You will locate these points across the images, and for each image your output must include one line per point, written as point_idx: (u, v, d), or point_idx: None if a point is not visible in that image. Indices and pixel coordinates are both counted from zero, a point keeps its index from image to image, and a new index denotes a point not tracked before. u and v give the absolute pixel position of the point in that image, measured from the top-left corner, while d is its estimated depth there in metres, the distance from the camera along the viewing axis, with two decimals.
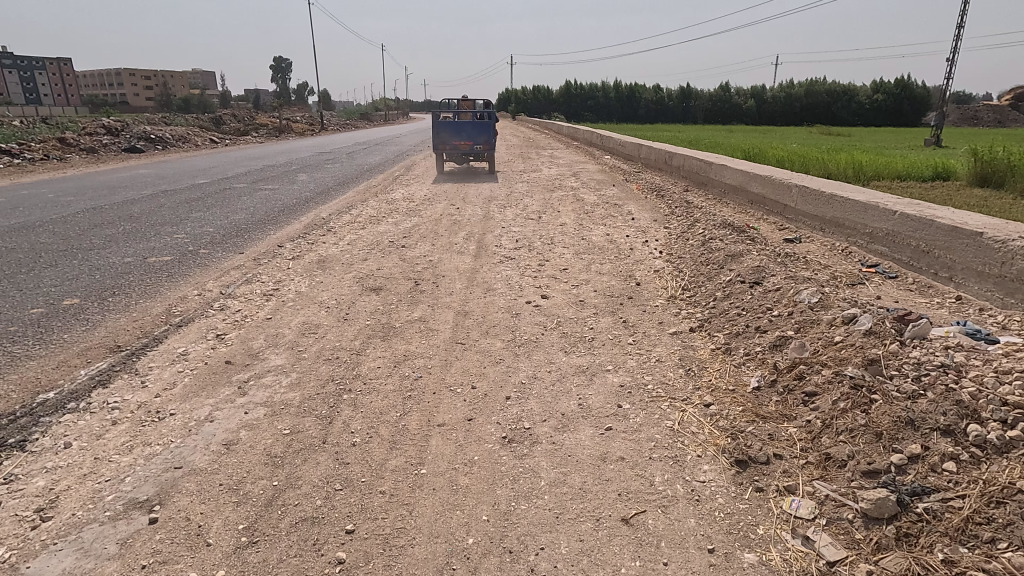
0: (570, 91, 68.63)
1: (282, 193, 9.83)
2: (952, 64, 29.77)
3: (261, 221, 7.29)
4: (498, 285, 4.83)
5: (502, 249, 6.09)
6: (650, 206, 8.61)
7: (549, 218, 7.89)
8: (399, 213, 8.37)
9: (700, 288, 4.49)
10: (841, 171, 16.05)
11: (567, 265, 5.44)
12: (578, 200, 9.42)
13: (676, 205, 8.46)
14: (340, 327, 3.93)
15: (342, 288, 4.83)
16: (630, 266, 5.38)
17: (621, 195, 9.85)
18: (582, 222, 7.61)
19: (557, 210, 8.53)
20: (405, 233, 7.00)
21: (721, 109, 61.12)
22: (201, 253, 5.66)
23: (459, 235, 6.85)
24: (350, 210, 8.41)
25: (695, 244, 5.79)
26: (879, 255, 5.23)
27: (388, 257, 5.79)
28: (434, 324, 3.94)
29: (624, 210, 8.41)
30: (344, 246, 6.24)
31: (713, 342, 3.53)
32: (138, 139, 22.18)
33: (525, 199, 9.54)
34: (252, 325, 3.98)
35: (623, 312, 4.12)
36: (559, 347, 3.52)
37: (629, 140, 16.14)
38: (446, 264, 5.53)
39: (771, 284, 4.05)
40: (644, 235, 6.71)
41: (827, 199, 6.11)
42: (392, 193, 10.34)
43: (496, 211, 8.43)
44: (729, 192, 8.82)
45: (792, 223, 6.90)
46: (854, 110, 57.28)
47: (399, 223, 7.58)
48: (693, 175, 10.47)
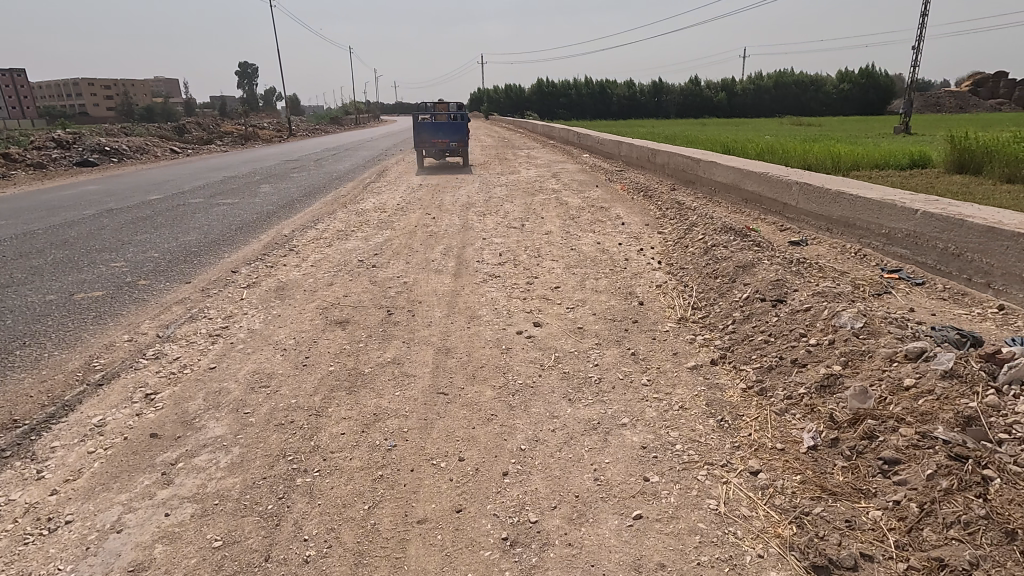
0: (543, 89, 68.26)
1: (241, 207, 9.04)
2: (918, 51, 30.02)
3: (214, 243, 6.55)
4: (483, 311, 4.23)
5: (484, 265, 5.50)
6: (639, 209, 8.08)
7: (533, 226, 7.32)
8: (371, 225, 7.71)
9: (713, 308, 3.96)
10: (821, 162, 15.82)
11: (559, 282, 4.87)
12: (562, 204, 8.87)
13: (666, 206, 7.96)
14: (297, 377, 3.28)
15: (303, 322, 4.18)
16: (629, 281, 4.84)
17: (606, 197, 9.32)
18: (569, 229, 7.05)
19: (541, 216, 7.97)
20: (376, 249, 6.37)
21: (693, 103, 61.33)
22: (139, 285, 4.94)
23: (436, 249, 6.23)
24: (316, 225, 7.73)
25: (697, 253, 5.27)
26: (899, 258, 4.79)
27: (356, 280, 5.15)
28: (411, 368, 3.32)
29: (612, 213, 7.88)
30: (307, 269, 5.57)
31: (742, 379, 2.98)
32: (92, 152, 21.01)
33: (506, 205, 8.96)
34: (190, 380, 3.30)
35: (630, 342, 3.55)
36: (562, 395, 2.93)
37: (607, 138, 15.68)
38: (423, 287, 4.92)
39: (797, 302, 3.53)
40: (637, 243, 6.17)
41: (834, 197, 5.66)
42: (363, 203, 9.64)
43: (475, 220, 7.84)
44: (721, 190, 8.35)
45: (794, 223, 6.45)
46: (823, 100, 58.00)
47: (370, 238, 6.94)
48: (680, 173, 10.00)
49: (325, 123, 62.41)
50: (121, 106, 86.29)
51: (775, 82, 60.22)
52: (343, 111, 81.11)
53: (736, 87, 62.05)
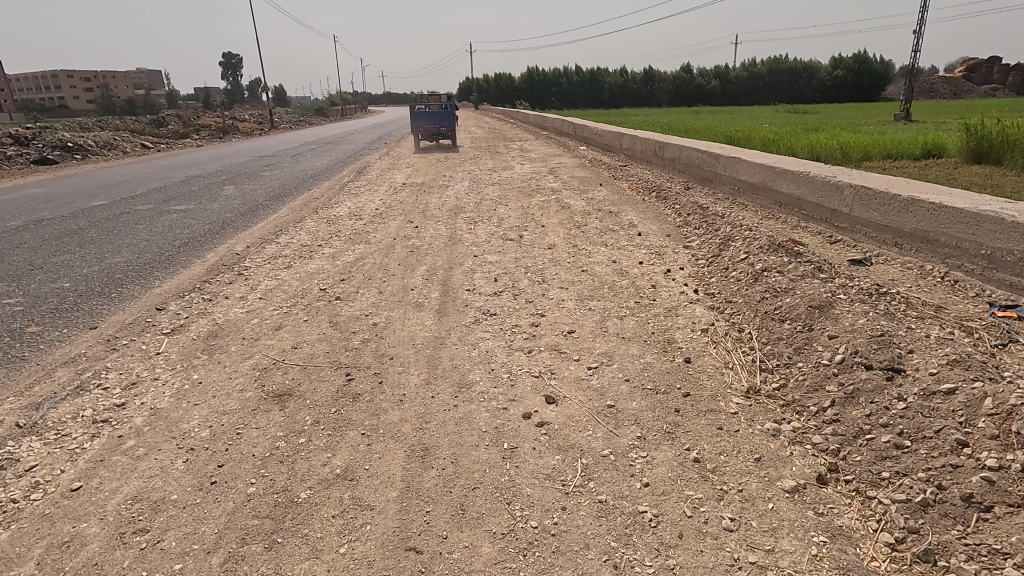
0: (533, 78, 66.75)
1: (194, 215, 7.84)
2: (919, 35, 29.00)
3: (147, 266, 5.40)
4: (475, 374, 3.14)
5: (477, 295, 4.41)
6: (656, 215, 6.99)
7: (533, 237, 6.23)
8: (343, 238, 6.58)
9: (791, 372, 2.89)
10: (831, 153, 14.78)
11: (573, 323, 3.79)
12: (564, 208, 7.76)
13: (686, 210, 6.87)
14: (196, 509, 2.18)
15: (231, 393, 3.07)
16: (664, 321, 3.75)
17: (613, 199, 8.22)
18: (576, 241, 5.96)
19: (541, 224, 6.86)
20: (344, 271, 5.26)
21: (686, 91, 60.12)
22: (23, 335, 3.79)
23: (418, 272, 5.13)
24: (279, 238, 6.59)
25: (742, 280, 4.20)
26: (1007, 288, 3.74)
27: (313, 321, 4.04)
28: (368, 492, 2.23)
29: (625, 220, 6.79)
30: (255, 303, 4.46)
31: (883, 523, 1.91)
32: (52, 147, 19.53)
33: (500, 210, 7.85)
34: (33, 516, 2.18)
35: (687, 436, 2.48)
36: (602, 558, 1.86)
37: (607, 129, 14.54)
38: (397, 331, 3.82)
39: (925, 376, 2.47)
40: (662, 262, 5.09)
41: (906, 205, 4.60)
42: (337, 208, 8.48)
43: (465, 230, 6.73)
44: (747, 190, 7.28)
45: (846, 233, 5.38)
46: (818, 88, 57.03)
47: (339, 255, 5.83)
48: (694, 170, 8.93)
49: (310, 115, 60.66)
50: (100, 99, 83.65)
51: (769, 69, 59.09)
52: (329, 103, 79.08)
53: (729, 75, 60.93)
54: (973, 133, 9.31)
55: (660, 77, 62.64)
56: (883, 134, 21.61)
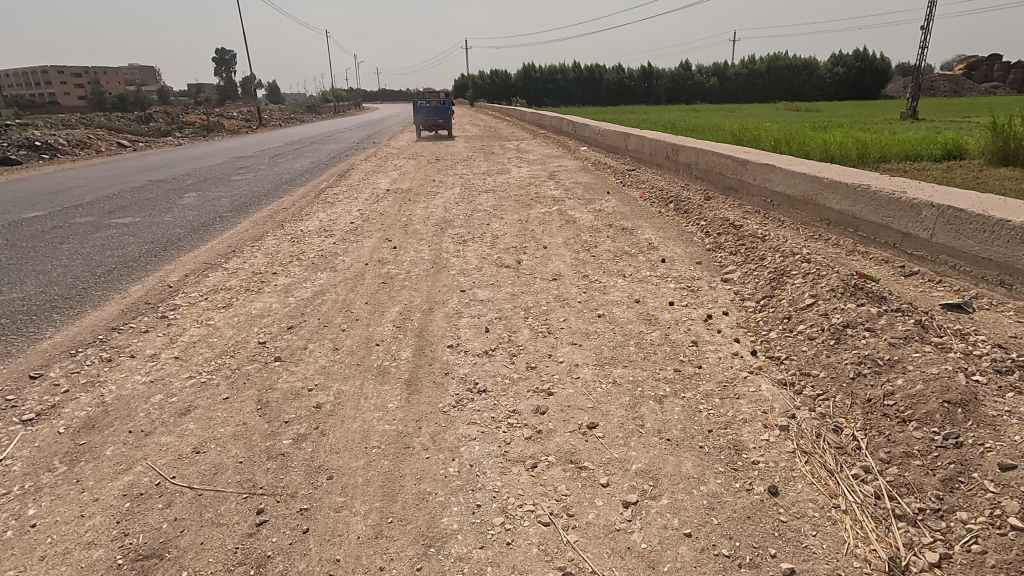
0: (529, 75, 65.60)
1: (136, 230, 6.72)
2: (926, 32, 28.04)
3: (46, 305, 4.27)
4: (452, 514, 2.07)
5: (461, 356, 3.33)
6: (678, 233, 5.91)
7: (534, 263, 5.17)
8: (304, 263, 5.48)
9: (953, 530, 1.84)
10: (847, 155, 13.73)
11: (593, 410, 2.72)
12: (569, 223, 6.67)
13: (715, 228, 5.80)
14: None
15: (68, 551, 1.98)
16: (721, 408, 2.68)
17: (624, 212, 7.13)
18: (586, 270, 4.88)
19: (542, 245, 5.79)
20: (296, 313, 4.17)
21: (685, 89, 59.05)
22: None
23: (390, 316, 4.05)
24: (228, 263, 5.49)
25: (816, 341, 3.14)
26: None
27: (235, 401, 2.94)
28: None
29: (642, 240, 5.72)
30: (168, 365, 3.37)
31: None
32: (18, 147, 18.30)
33: (495, 225, 6.77)
34: None
35: None
36: None
37: (610, 129, 13.47)
38: (346, 419, 2.74)
39: None
40: (698, 304, 4.02)
41: (1019, 234, 3.53)
42: (307, 222, 7.37)
43: (453, 251, 5.65)
44: (785, 203, 6.21)
45: (924, 264, 4.31)
46: (818, 86, 56.03)
47: (296, 288, 4.73)
48: (716, 177, 7.85)
49: (302, 112, 59.31)
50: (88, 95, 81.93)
51: (768, 66, 58.03)
52: (323, 100, 77.57)
53: (728, 72, 59.89)
54: (1001, 131, 8.11)
55: (658, 75, 61.60)
56: (895, 134, 20.52)
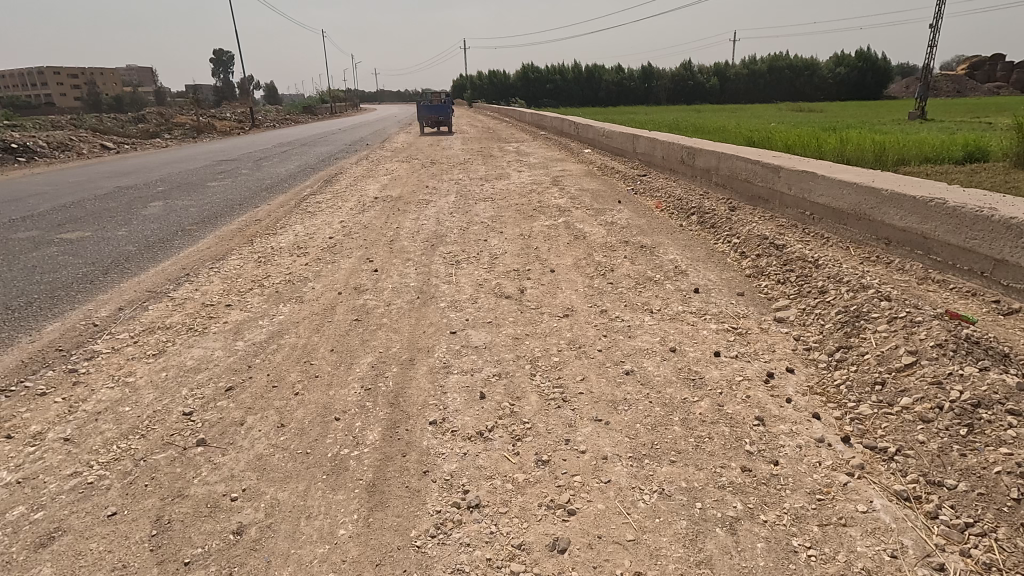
0: (528, 75, 64.78)
1: (81, 248, 5.84)
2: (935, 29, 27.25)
3: None
4: None
5: (447, 440, 2.48)
6: (707, 252, 5.07)
7: (540, 292, 4.32)
8: (266, 291, 4.62)
9: None
10: (864, 155, 12.89)
11: (635, 547, 1.86)
12: (579, 240, 5.82)
13: (751, 247, 4.95)
14: None
15: None
16: (825, 546, 1.82)
17: (640, 225, 6.28)
18: (604, 304, 4.02)
19: (549, 268, 4.93)
20: (242, 364, 3.30)
21: (686, 88, 58.27)
22: None
23: (360, 369, 3.19)
24: (176, 291, 4.62)
25: (934, 424, 2.29)
26: None
27: (122, 520, 2.08)
28: None
29: (666, 261, 4.87)
30: (52, 451, 2.49)
31: None
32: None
33: (494, 241, 5.92)
34: None
35: None
36: None
37: (617, 130, 12.65)
38: (275, 559, 1.87)
39: None
40: (751, 355, 3.17)
41: None
42: (281, 237, 6.51)
43: (444, 275, 4.79)
44: (830, 217, 5.38)
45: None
46: (820, 85, 55.27)
47: (249, 327, 3.86)
48: (742, 185, 7.02)
49: (298, 113, 58.34)
50: (83, 96, 80.90)
51: (770, 66, 57.27)
52: (319, 100, 76.74)
53: (729, 72, 59.13)
54: None
55: (658, 75, 60.82)
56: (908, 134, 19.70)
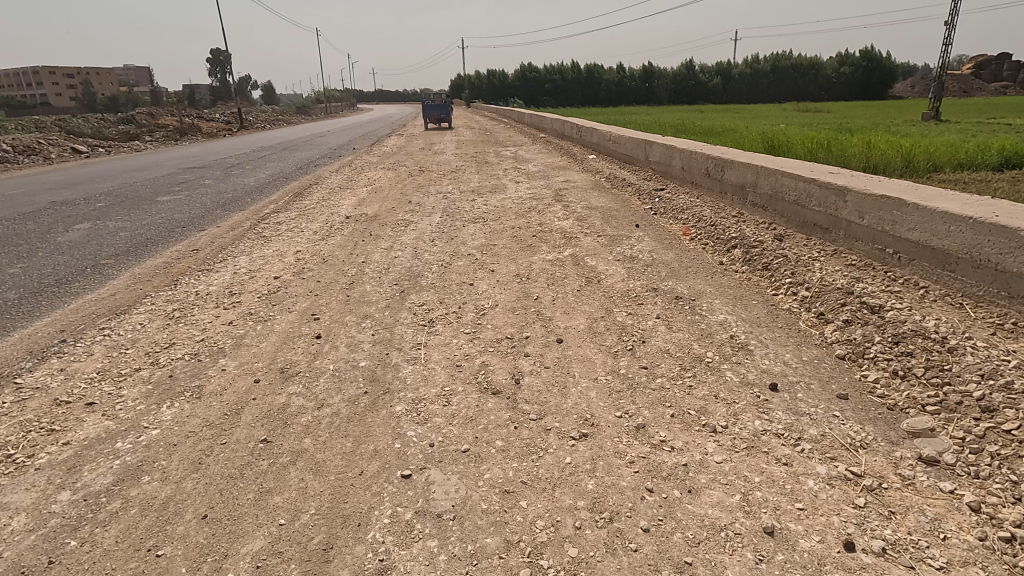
0: (526, 75, 63.55)
1: None
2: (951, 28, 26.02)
3: None
4: None
5: None
6: (769, 311, 3.77)
7: (543, 384, 2.99)
8: (157, 375, 3.27)
9: None
10: (893, 158, 11.19)
11: None
12: (591, 286, 4.50)
13: (830, 304, 3.64)
14: None
15: None
16: None
17: (667, 262, 4.97)
18: (640, 412, 2.70)
19: (554, 335, 3.61)
20: (41, 553, 1.97)
21: (687, 89, 57.03)
22: None
23: (237, 573, 1.85)
24: (27, 376, 3.27)
25: None
26: None
27: None
28: None
29: (715, 328, 3.55)
30: None
31: None
32: None
33: (482, 286, 4.60)
34: None
35: None
36: None
37: (626, 135, 11.36)
38: None
39: None
40: (910, 548, 1.84)
41: None
42: (215, 278, 5.18)
43: (409, 350, 3.46)
44: (926, 259, 4.06)
45: None
46: (825, 85, 54.01)
47: (96, 453, 2.53)
48: (792, 208, 5.71)
49: (292, 113, 56.89)
50: (74, 96, 79.34)
51: (773, 66, 55.93)
52: (313, 100, 75.71)
53: (732, 72, 57.80)
54: None
55: (659, 75, 59.60)
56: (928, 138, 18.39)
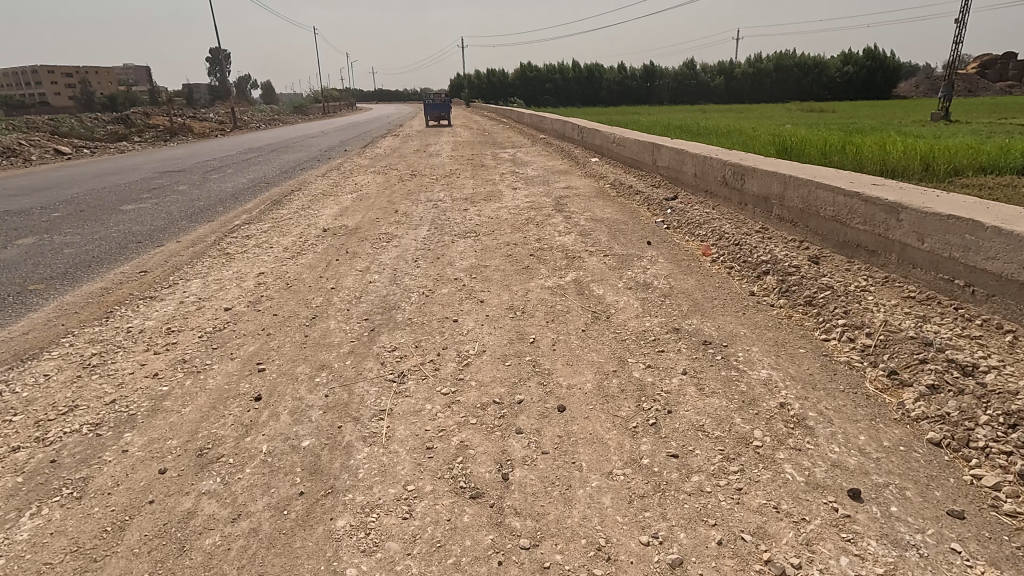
0: (526, 75, 62.83)
1: None
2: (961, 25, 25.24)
3: None
4: None
5: None
6: (824, 367, 3.02)
7: (539, 483, 2.23)
8: (35, 458, 2.51)
9: None
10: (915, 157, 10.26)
11: None
12: (599, 324, 3.74)
13: (903, 359, 2.87)
14: None
15: None
16: None
17: (687, 293, 4.22)
18: (674, 536, 1.93)
19: (555, 398, 2.86)
20: None
21: (689, 88, 56.28)
22: None
23: None
24: None
25: None
26: None
27: None
28: None
29: (759, 393, 2.79)
30: None
31: None
32: None
33: (468, 325, 3.83)
34: None
35: None
36: None
37: (631, 137, 10.61)
38: None
39: None
40: None
41: None
42: (157, 308, 4.42)
43: (368, 422, 2.70)
44: (1013, 296, 3.29)
45: None
46: (828, 84, 53.24)
47: None
48: (829, 225, 4.95)
49: (289, 113, 56.10)
50: (69, 95, 78.70)
51: (777, 65, 55.10)
52: (311, 100, 75.08)
53: (735, 71, 57.00)
54: None
55: (660, 75, 58.87)
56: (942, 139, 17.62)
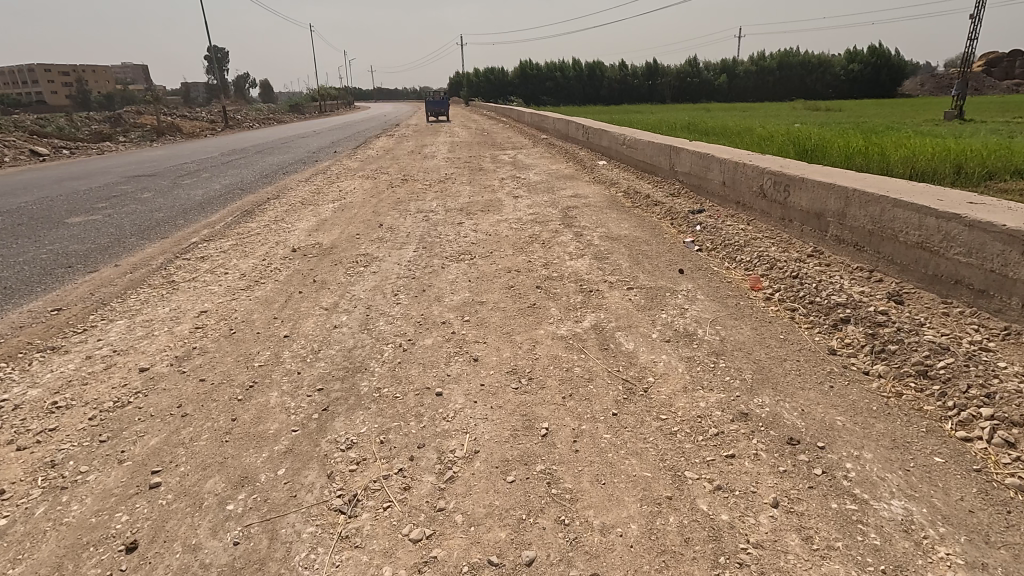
0: (525, 73, 61.83)
1: None
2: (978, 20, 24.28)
3: None
4: None
5: None
6: (985, 499, 2.01)
7: None
8: None
9: None
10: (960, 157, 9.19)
11: None
12: (635, 404, 2.72)
13: None
14: None
15: None
16: None
17: (745, 351, 3.21)
18: None
19: (583, 556, 1.85)
20: None
21: (692, 87, 55.30)
22: None
23: None
24: None
25: None
26: None
27: None
28: None
29: (904, 554, 1.79)
30: None
31: None
32: None
33: (456, 402, 2.81)
34: None
35: None
36: None
37: (645, 139, 9.59)
38: None
39: None
40: None
41: None
42: (54, 366, 3.41)
43: None
44: None
45: None
46: (834, 82, 52.21)
47: None
48: (912, 253, 3.93)
49: (285, 112, 55.19)
50: (63, 93, 77.74)
51: (782, 62, 54.03)
52: (308, 98, 74.15)
53: (739, 69, 55.90)
54: None
55: (662, 73, 57.92)
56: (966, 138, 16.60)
